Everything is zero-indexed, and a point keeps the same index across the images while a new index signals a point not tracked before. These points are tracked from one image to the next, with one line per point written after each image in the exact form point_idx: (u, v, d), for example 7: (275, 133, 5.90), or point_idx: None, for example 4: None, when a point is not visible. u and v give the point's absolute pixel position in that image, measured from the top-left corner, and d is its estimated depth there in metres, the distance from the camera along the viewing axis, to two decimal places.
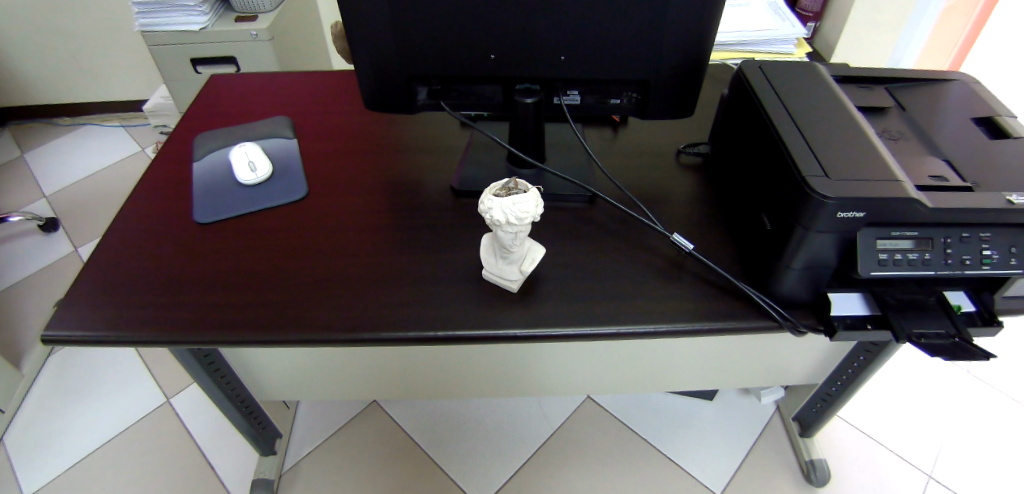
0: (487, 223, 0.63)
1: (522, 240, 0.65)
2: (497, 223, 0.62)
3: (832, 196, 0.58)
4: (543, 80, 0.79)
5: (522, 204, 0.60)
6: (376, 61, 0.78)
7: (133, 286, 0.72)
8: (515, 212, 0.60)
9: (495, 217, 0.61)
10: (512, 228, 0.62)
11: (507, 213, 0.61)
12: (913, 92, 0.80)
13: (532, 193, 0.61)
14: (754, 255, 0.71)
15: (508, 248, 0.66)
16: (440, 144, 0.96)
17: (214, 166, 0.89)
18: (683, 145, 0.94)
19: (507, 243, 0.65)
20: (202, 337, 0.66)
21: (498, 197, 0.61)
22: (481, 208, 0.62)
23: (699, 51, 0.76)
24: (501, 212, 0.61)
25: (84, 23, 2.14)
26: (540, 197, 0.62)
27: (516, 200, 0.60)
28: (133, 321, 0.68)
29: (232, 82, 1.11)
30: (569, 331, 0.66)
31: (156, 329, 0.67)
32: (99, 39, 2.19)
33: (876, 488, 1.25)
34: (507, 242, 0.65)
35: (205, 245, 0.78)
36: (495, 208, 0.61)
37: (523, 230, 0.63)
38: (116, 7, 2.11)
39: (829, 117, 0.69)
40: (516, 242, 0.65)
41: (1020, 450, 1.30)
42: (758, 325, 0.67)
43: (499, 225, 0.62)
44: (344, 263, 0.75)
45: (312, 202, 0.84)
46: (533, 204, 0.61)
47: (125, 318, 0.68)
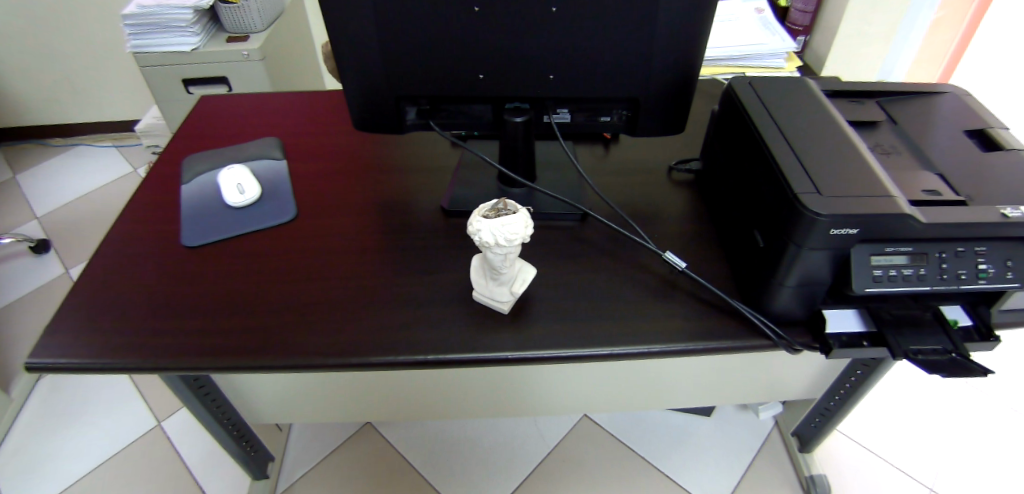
0: (476, 245, 0.62)
1: (512, 261, 0.64)
2: (485, 244, 0.61)
3: (825, 213, 0.57)
4: (531, 98, 0.79)
5: (512, 225, 0.59)
6: (364, 81, 0.78)
7: (120, 310, 0.71)
8: (506, 235, 0.59)
9: (483, 239, 0.60)
10: (503, 251, 0.61)
11: (497, 235, 0.59)
12: (902, 105, 0.80)
13: (522, 212, 0.61)
14: (747, 272, 0.70)
15: (498, 269, 0.64)
16: (430, 163, 0.95)
17: (203, 189, 0.88)
18: (674, 162, 0.94)
19: (497, 265, 0.63)
20: (190, 362, 0.64)
21: (486, 219, 0.60)
22: (470, 231, 0.61)
23: (688, 68, 0.75)
24: (492, 235, 0.59)
25: (78, 45, 2.14)
26: (530, 218, 0.61)
27: (504, 221, 0.59)
28: (119, 347, 0.66)
29: (223, 103, 1.10)
30: (561, 353, 0.64)
31: (142, 355, 0.65)
32: (92, 60, 2.19)
33: None
34: (498, 266, 0.64)
35: (192, 269, 0.76)
36: (486, 231, 0.59)
37: (515, 252, 0.62)
38: (109, 29, 2.12)
39: (819, 133, 0.69)
40: (506, 263, 0.63)
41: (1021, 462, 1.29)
42: (754, 343, 0.66)
43: (488, 246, 0.61)
44: (333, 286, 0.74)
45: (301, 223, 0.83)
46: (522, 224, 0.60)
47: (111, 344, 0.67)
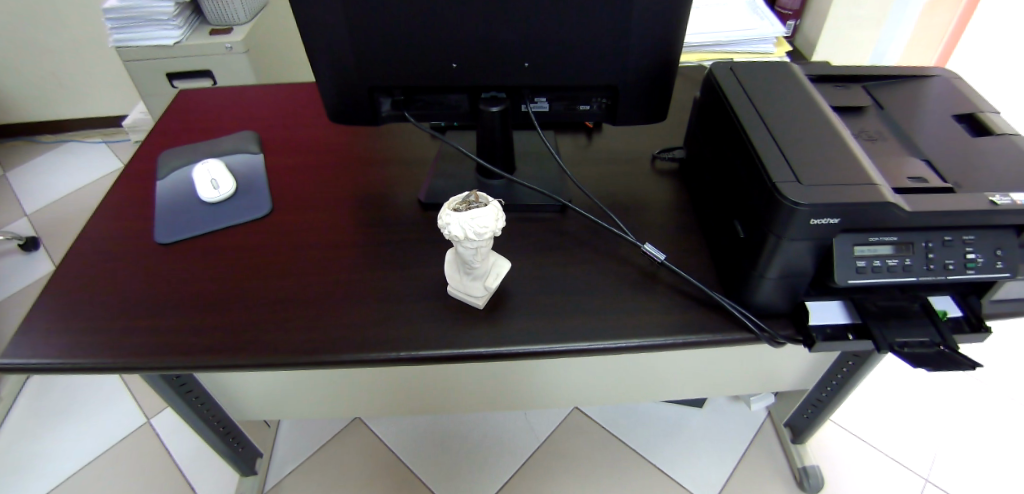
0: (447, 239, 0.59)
1: (484, 255, 0.62)
2: (456, 239, 0.58)
3: (805, 203, 0.55)
4: (508, 87, 0.77)
5: (482, 219, 0.57)
6: (335, 72, 0.76)
7: (92, 309, 0.69)
8: (477, 230, 0.57)
9: (453, 232, 0.58)
10: (473, 245, 0.59)
11: (466, 229, 0.57)
12: (890, 89, 0.78)
13: (492, 205, 0.58)
14: (728, 263, 0.68)
15: (471, 264, 0.62)
16: (409, 154, 0.93)
17: (178, 184, 0.86)
18: (658, 150, 0.91)
19: (468, 259, 0.61)
20: (161, 361, 0.63)
21: (456, 212, 0.58)
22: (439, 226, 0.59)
23: (668, 52, 0.73)
24: (463, 229, 0.57)
25: (63, 39, 2.12)
26: (501, 210, 0.58)
27: (474, 214, 0.57)
28: (90, 347, 0.65)
29: (201, 97, 1.08)
30: (537, 349, 0.63)
31: (113, 355, 0.64)
32: (79, 55, 2.17)
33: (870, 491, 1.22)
34: (468, 261, 0.62)
35: (163, 266, 0.75)
36: (455, 225, 0.57)
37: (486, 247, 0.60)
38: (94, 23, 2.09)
39: (802, 120, 0.66)
40: (478, 257, 0.61)
41: (1016, 450, 1.28)
42: (734, 336, 0.65)
43: (459, 240, 0.58)
44: (307, 282, 0.72)
45: (274, 218, 0.81)
46: (494, 218, 0.57)
47: (82, 344, 0.65)
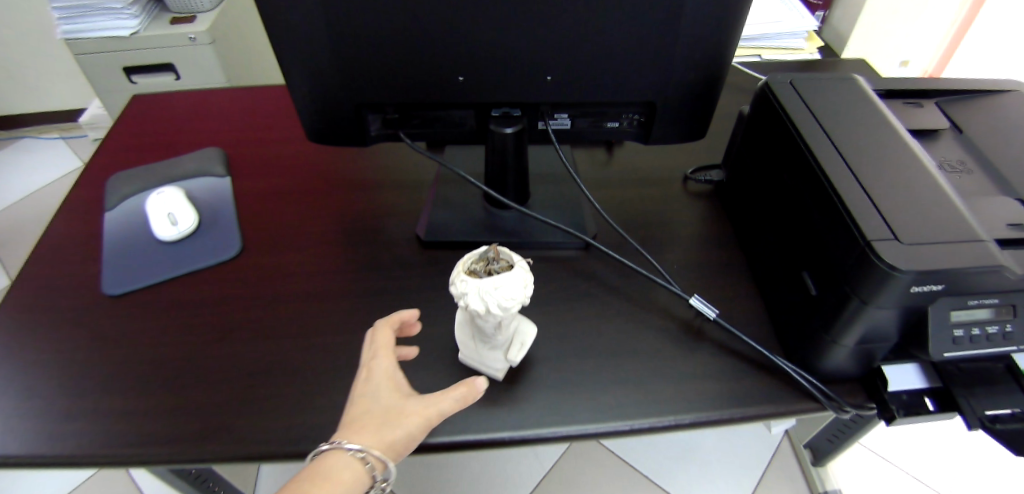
0: (461, 309, 0.48)
1: (506, 325, 0.51)
2: (473, 311, 0.47)
3: (906, 268, 0.44)
4: (523, 104, 0.64)
5: (509, 287, 0.45)
6: (316, 86, 0.63)
7: (21, 383, 0.56)
8: (502, 303, 0.45)
9: (471, 305, 0.46)
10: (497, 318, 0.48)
11: (489, 302, 0.45)
12: (967, 106, 0.68)
13: (519, 266, 0.47)
14: (790, 320, 0.57)
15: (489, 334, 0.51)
16: (404, 175, 0.80)
17: (131, 217, 0.73)
18: (690, 170, 0.80)
19: (487, 330, 0.50)
20: (105, 455, 0.51)
21: (474, 278, 0.46)
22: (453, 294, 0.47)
23: (717, 64, 0.61)
24: (486, 301, 0.45)
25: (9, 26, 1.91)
26: (529, 275, 0.47)
27: (498, 283, 0.45)
28: (18, 437, 0.52)
29: (159, 103, 0.93)
30: (570, 432, 0.52)
31: (46, 448, 0.51)
32: (28, 43, 1.97)
33: None
34: (488, 331, 0.51)
35: (109, 323, 0.62)
36: (475, 297, 0.45)
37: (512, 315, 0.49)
38: (42, 8, 1.88)
39: (884, 150, 0.55)
40: (498, 328, 0.50)
41: None
42: (799, 409, 0.55)
43: (477, 314, 0.47)
44: (286, 343, 0.60)
45: (246, 259, 0.68)
46: (522, 284, 0.46)
47: (7, 433, 0.52)
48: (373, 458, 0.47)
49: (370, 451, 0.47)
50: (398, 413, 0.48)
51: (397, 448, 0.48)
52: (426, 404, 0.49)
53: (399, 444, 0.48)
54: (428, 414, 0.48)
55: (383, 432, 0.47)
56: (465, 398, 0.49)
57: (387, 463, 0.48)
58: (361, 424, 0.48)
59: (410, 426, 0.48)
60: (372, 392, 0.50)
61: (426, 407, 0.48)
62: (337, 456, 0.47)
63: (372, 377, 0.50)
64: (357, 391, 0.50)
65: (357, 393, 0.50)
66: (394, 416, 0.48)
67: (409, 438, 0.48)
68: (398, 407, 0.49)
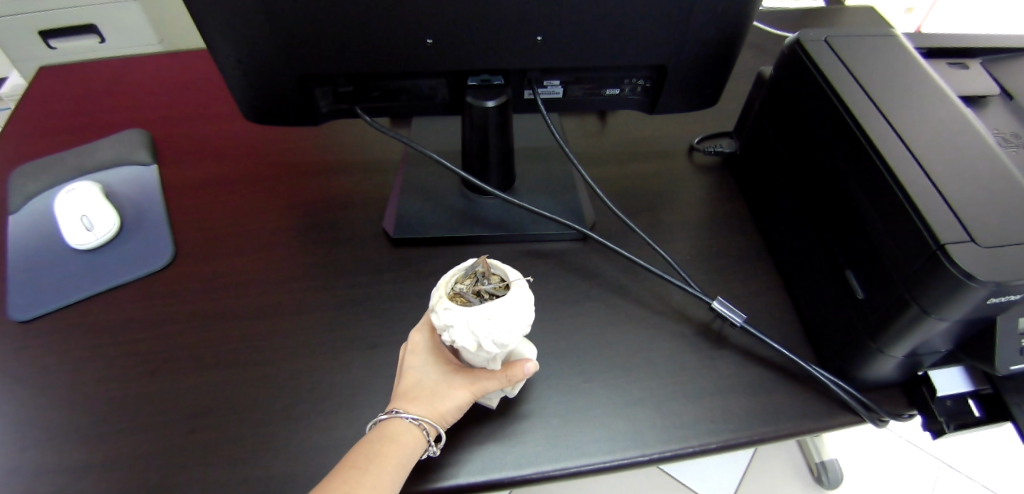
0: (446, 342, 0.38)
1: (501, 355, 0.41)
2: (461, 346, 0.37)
3: (986, 278, 0.36)
4: (507, 71, 0.53)
5: (505, 317, 0.35)
6: (250, 54, 0.50)
7: None
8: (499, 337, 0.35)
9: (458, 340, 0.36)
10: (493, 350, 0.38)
11: (481, 336, 0.35)
12: (1013, 66, 0.60)
13: (517, 286, 0.37)
14: (826, 321, 0.50)
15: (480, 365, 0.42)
16: (367, 157, 0.69)
17: (37, 223, 0.59)
18: (697, 139, 0.70)
19: (479, 363, 0.41)
20: None
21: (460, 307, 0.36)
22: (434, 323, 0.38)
23: (744, 16, 0.50)
24: (477, 336, 0.36)
25: None
26: (530, 298, 0.37)
27: (491, 312, 0.35)
28: None
29: (69, 75, 0.78)
30: (579, 467, 0.44)
31: None
32: None
33: (889, 480, 1.10)
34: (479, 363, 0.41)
35: (11, 358, 0.50)
36: (462, 331, 0.35)
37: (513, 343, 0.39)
38: None
39: (942, 121, 0.46)
40: (491, 360, 0.41)
41: None
42: (837, 425, 0.48)
43: (466, 350, 0.37)
44: (234, 372, 0.49)
45: (182, 268, 0.56)
46: (523, 310, 0.36)
47: None
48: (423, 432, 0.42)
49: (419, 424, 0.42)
50: (447, 383, 0.43)
51: (448, 418, 0.43)
52: (474, 375, 0.43)
53: (451, 415, 0.43)
54: (478, 387, 0.43)
55: (434, 404, 0.42)
56: (514, 375, 0.42)
57: (439, 431, 0.43)
58: (410, 396, 0.43)
59: (461, 398, 0.43)
60: (420, 362, 0.44)
61: (474, 380, 0.43)
62: (389, 427, 0.42)
63: (419, 343, 0.45)
64: (402, 361, 0.45)
65: (404, 362, 0.45)
66: (444, 387, 0.43)
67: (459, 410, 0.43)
68: (447, 377, 0.43)
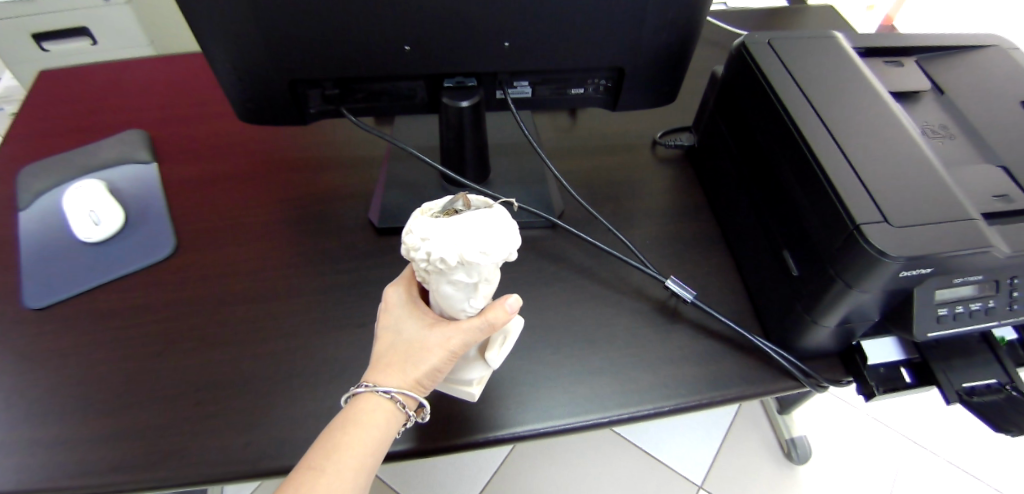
0: (426, 270, 0.38)
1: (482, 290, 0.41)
2: (441, 269, 0.37)
3: (896, 254, 0.42)
4: (479, 73, 0.58)
5: (481, 231, 0.36)
6: (244, 62, 0.55)
7: None
8: (473, 251, 0.35)
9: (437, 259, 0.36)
10: (468, 273, 0.38)
11: (461, 251, 0.36)
12: (944, 64, 0.66)
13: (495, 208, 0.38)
14: (770, 299, 0.55)
15: (462, 303, 0.42)
16: (353, 154, 0.73)
17: (47, 218, 0.64)
18: (659, 134, 0.76)
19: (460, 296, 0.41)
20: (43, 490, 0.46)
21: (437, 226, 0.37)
22: (407, 243, 0.38)
23: (693, 22, 0.56)
24: (451, 249, 0.36)
25: None
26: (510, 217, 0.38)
27: (470, 226, 0.36)
28: None
29: (69, 78, 0.82)
30: (545, 428, 0.50)
31: None
32: None
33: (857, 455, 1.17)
34: (461, 302, 0.42)
35: (28, 340, 0.55)
36: (441, 246, 0.36)
37: (490, 273, 0.39)
38: None
39: (867, 117, 0.52)
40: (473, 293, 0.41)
41: None
42: (776, 388, 0.53)
43: (447, 271, 0.37)
44: (233, 350, 0.54)
45: (184, 259, 0.61)
46: (501, 227, 0.36)
47: None
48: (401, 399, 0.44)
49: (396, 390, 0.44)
50: (423, 343, 0.44)
51: (427, 377, 0.45)
52: (449, 333, 0.44)
53: (428, 374, 0.44)
54: (453, 344, 0.44)
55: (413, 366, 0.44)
56: (493, 318, 0.43)
57: (419, 399, 0.45)
58: (389, 357, 0.45)
59: (436, 357, 0.44)
60: (399, 322, 0.46)
61: (448, 338, 0.44)
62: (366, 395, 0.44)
63: (399, 306, 0.47)
64: (381, 326, 0.47)
65: (385, 323, 0.47)
66: (418, 348, 0.44)
67: (436, 370, 0.45)
68: (423, 337, 0.44)
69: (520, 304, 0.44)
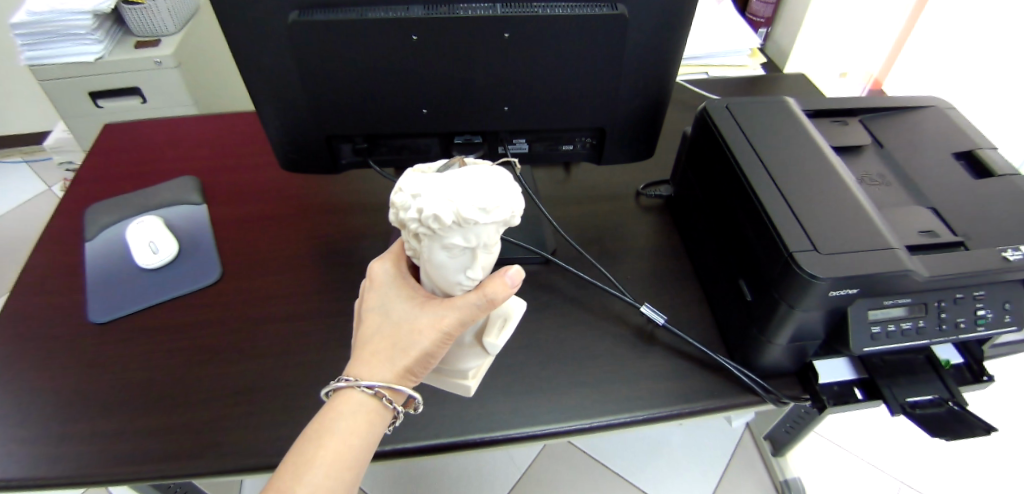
0: (426, 232, 0.42)
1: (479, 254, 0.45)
2: (440, 229, 0.41)
3: (823, 276, 0.50)
4: (484, 131, 0.69)
5: (476, 191, 0.39)
6: (291, 120, 0.67)
7: (19, 411, 0.58)
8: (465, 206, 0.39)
9: (435, 219, 0.40)
10: (464, 235, 0.41)
11: (458, 210, 0.39)
12: (885, 123, 0.77)
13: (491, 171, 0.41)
14: (732, 323, 0.64)
15: (462, 269, 0.45)
16: (375, 199, 0.84)
17: (111, 248, 0.74)
18: (642, 185, 0.86)
19: (460, 260, 0.44)
20: (104, 476, 0.53)
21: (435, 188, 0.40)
22: (409, 206, 0.41)
23: (662, 91, 0.67)
24: (449, 209, 0.39)
25: None
26: (505, 178, 0.41)
27: (466, 186, 0.39)
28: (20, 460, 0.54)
29: (131, 132, 0.94)
30: (536, 431, 0.58)
31: (49, 470, 0.53)
32: None
33: None
34: (459, 270, 0.46)
35: (93, 350, 0.63)
36: (440, 206, 0.39)
37: (488, 237, 0.42)
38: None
39: (806, 167, 0.62)
40: (472, 256, 0.44)
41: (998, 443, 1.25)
42: (740, 402, 0.61)
43: (445, 230, 0.41)
44: (267, 362, 0.63)
45: (227, 284, 0.71)
46: (496, 186, 0.40)
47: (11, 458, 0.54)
48: (392, 388, 0.48)
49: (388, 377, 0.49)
50: (417, 326, 0.49)
51: (421, 355, 0.49)
52: (438, 314, 0.49)
53: (422, 352, 0.49)
54: (444, 323, 0.48)
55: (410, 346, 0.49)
56: (490, 289, 0.47)
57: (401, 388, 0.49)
58: (385, 340, 0.50)
59: (429, 336, 0.48)
60: (394, 307, 0.51)
61: (439, 318, 0.48)
62: (348, 391, 0.49)
63: (393, 294, 0.51)
64: (375, 313, 0.51)
65: (380, 308, 0.51)
66: (411, 331, 0.49)
67: (428, 353, 0.49)
68: (416, 320, 0.49)
69: (521, 275, 0.48)
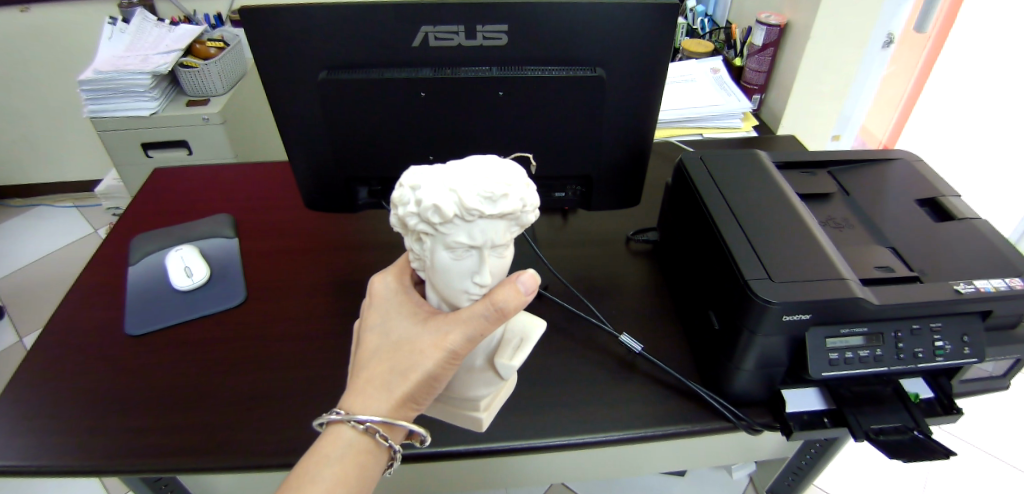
0: (432, 225, 0.47)
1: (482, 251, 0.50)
2: (445, 220, 0.46)
3: (776, 300, 0.56)
4: None
5: (477, 183, 0.45)
6: (316, 163, 0.77)
7: (56, 406, 0.65)
8: (463, 196, 0.45)
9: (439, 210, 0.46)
10: (467, 230, 0.47)
11: (459, 200, 0.45)
12: (854, 174, 0.84)
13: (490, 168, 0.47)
14: (706, 354, 0.68)
15: (467, 268, 0.50)
16: (386, 239, 0.93)
17: (152, 272, 0.84)
18: (632, 232, 0.94)
19: (465, 257, 0.49)
20: (122, 464, 0.59)
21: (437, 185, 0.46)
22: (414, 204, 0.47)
23: (641, 142, 0.76)
24: (452, 200, 0.45)
25: (22, 107, 2.00)
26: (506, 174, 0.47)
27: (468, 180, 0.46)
28: (52, 447, 0.61)
29: (178, 176, 1.07)
30: (519, 445, 0.62)
31: (75, 457, 0.60)
32: (41, 132, 2.08)
33: None
34: (467, 273, 0.50)
35: (127, 357, 0.71)
36: (444, 199, 0.45)
37: (492, 232, 0.48)
38: (68, 104, 2.02)
39: (769, 210, 0.69)
40: (475, 251, 0.49)
41: None
42: (713, 427, 0.64)
43: (449, 221, 0.46)
44: (277, 374, 0.69)
45: (248, 306, 0.79)
46: (494, 178, 0.46)
47: (43, 445, 0.61)
48: (391, 422, 0.51)
49: (390, 406, 0.51)
50: (420, 347, 0.52)
51: (423, 378, 0.52)
52: (440, 335, 0.52)
53: (425, 371, 0.52)
54: (445, 342, 0.52)
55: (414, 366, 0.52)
56: (496, 297, 0.50)
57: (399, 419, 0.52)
58: (389, 366, 0.52)
59: (432, 355, 0.51)
60: (398, 333, 0.54)
61: (441, 338, 0.52)
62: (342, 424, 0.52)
63: (398, 324, 0.55)
64: (379, 340, 0.55)
65: (383, 335, 0.55)
66: (414, 355, 0.52)
67: (432, 376, 0.52)
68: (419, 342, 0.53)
69: (533, 281, 0.50)
